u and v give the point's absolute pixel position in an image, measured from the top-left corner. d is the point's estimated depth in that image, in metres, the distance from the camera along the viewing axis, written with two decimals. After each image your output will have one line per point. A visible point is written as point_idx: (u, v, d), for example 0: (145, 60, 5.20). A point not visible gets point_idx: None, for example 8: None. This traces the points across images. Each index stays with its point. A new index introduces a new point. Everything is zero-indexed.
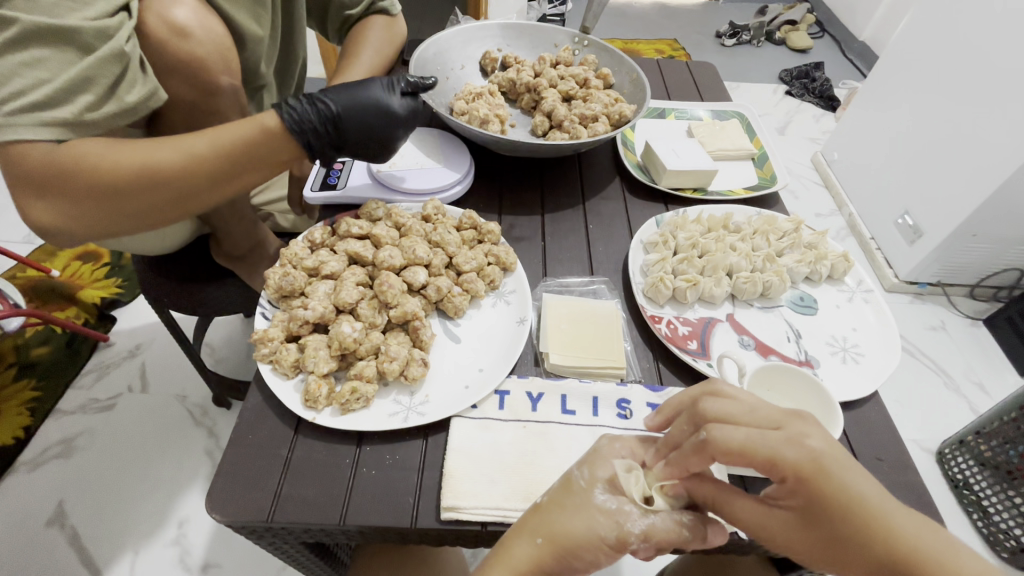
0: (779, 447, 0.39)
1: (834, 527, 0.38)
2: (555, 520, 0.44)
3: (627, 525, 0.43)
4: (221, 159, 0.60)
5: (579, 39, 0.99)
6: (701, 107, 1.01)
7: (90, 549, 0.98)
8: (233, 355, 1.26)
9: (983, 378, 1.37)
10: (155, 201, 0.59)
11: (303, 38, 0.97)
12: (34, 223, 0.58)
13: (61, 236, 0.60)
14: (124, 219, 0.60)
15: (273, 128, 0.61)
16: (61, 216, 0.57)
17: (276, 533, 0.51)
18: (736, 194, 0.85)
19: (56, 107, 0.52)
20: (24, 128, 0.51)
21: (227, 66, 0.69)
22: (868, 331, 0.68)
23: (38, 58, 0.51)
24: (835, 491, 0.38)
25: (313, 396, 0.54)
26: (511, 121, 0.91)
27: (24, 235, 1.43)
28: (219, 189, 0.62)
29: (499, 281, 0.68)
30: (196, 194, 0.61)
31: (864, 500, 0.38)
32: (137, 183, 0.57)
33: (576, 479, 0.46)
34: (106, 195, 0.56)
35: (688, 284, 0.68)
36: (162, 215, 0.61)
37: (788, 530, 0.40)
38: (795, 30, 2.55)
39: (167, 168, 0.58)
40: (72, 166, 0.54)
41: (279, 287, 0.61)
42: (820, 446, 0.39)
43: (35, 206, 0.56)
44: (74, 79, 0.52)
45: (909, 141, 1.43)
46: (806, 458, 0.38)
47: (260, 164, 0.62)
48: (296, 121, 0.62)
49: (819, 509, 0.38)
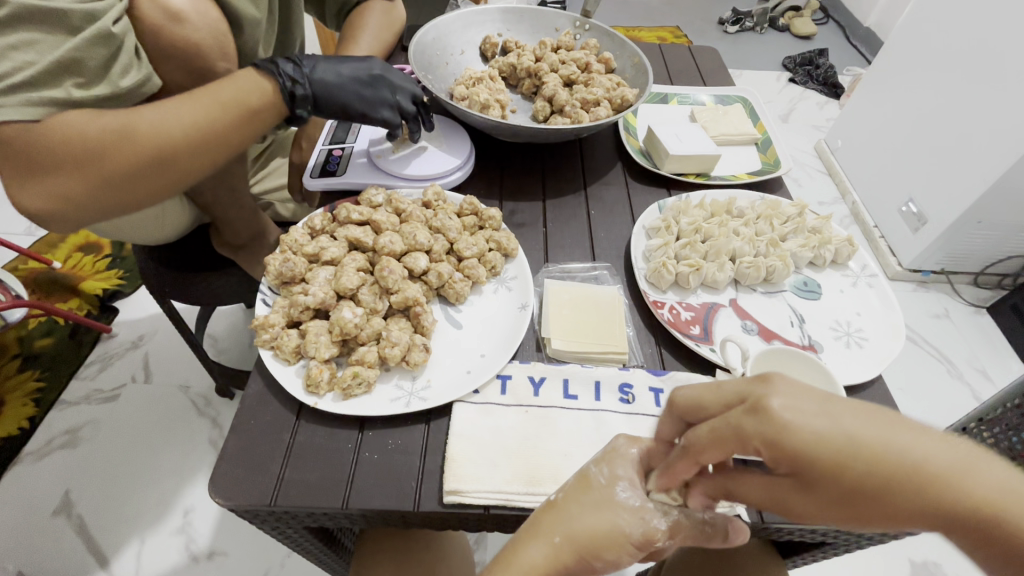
0: (739, 421, 0.34)
1: (833, 488, 0.33)
2: (573, 518, 0.43)
3: (653, 523, 0.42)
4: (198, 116, 0.59)
5: (580, 23, 0.97)
6: (704, 92, 1.00)
7: (97, 537, 0.99)
8: (234, 346, 1.26)
9: (986, 365, 1.37)
10: (137, 166, 0.57)
11: (301, 23, 0.96)
12: (23, 211, 0.56)
13: (53, 223, 0.58)
14: (110, 196, 0.57)
15: (246, 83, 0.62)
16: (47, 197, 0.55)
17: (280, 518, 0.51)
18: (739, 179, 0.84)
19: (44, 88, 0.52)
20: (10, 108, 0.50)
21: (222, 51, 0.69)
22: (872, 315, 0.68)
23: (28, 40, 0.51)
24: (817, 447, 0.32)
25: (315, 382, 0.53)
26: (512, 107, 0.90)
27: (24, 227, 1.43)
28: (200, 150, 0.60)
29: (500, 267, 0.68)
30: (178, 154, 0.58)
31: (856, 441, 0.32)
32: (117, 150, 0.55)
33: (594, 477, 0.45)
34: (87, 163, 0.55)
35: (691, 269, 0.67)
36: (148, 187, 0.59)
37: (795, 497, 0.35)
38: (800, 16, 2.51)
39: (145, 130, 0.56)
40: (52, 137, 0.53)
41: (279, 273, 0.61)
42: (783, 405, 0.33)
43: (22, 190, 0.55)
44: (63, 60, 0.52)
45: (914, 126, 1.42)
46: (770, 426, 0.32)
47: (237, 118, 0.61)
48: (272, 67, 0.65)
49: (810, 473, 0.33)
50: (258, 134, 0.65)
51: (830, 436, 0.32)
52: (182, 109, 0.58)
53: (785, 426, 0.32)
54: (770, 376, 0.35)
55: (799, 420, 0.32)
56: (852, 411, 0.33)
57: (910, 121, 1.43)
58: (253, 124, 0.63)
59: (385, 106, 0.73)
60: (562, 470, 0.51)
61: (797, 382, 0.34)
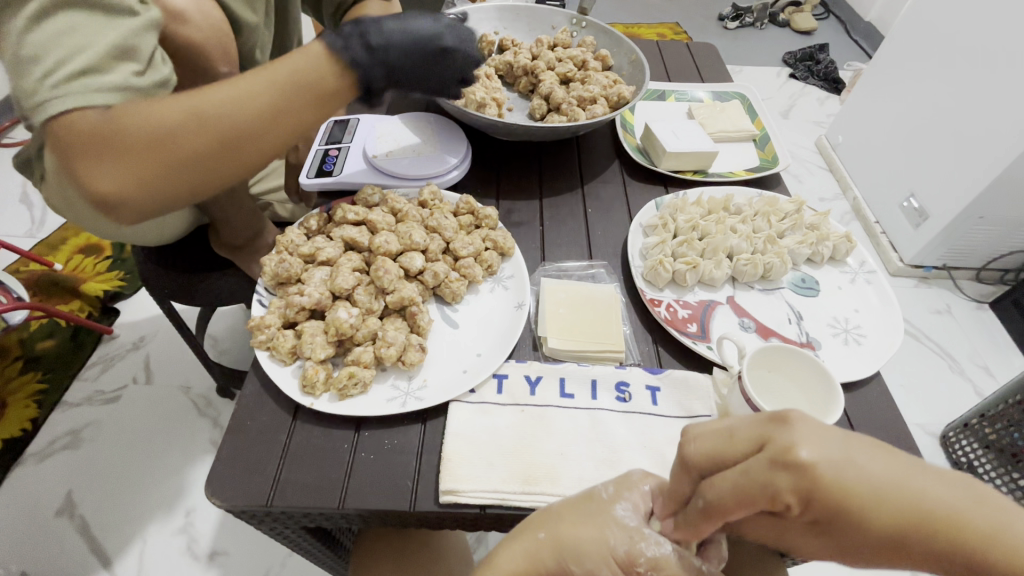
0: (769, 477, 0.33)
1: (854, 535, 0.33)
2: (564, 522, 0.43)
3: (640, 546, 0.41)
4: (273, 96, 0.53)
5: (577, 21, 0.97)
6: (701, 88, 0.99)
7: (99, 538, 0.99)
8: (235, 347, 1.26)
9: (988, 361, 1.36)
10: (212, 148, 0.51)
11: (297, 23, 0.96)
12: (89, 202, 0.50)
13: (118, 216, 0.52)
14: (180, 181, 0.52)
15: (323, 60, 0.56)
16: (116, 184, 0.49)
17: (277, 518, 0.51)
18: (737, 176, 0.84)
19: (108, 72, 0.48)
20: (78, 94, 0.46)
21: (224, 52, 0.70)
22: (871, 312, 0.67)
23: (73, 25, 0.47)
24: (845, 493, 0.32)
25: (311, 382, 0.54)
26: (509, 105, 0.90)
27: (26, 229, 1.43)
28: (275, 129, 0.54)
29: (497, 266, 0.68)
30: (256, 134, 0.53)
31: (878, 490, 0.33)
32: (194, 133, 0.50)
33: (599, 492, 0.45)
34: (158, 150, 0.49)
35: (688, 267, 0.67)
36: (223, 169, 0.54)
37: (804, 537, 0.36)
38: (800, 11, 2.50)
39: (218, 114, 0.51)
40: (122, 122, 0.48)
41: (276, 274, 0.61)
42: (813, 457, 0.32)
43: (90, 179, 0.49)
44: (118, 45, 0.49)
45: (916, 121, 1.41)
46: (803, 480, 0.32)
47: (314, 98, 0.55)
48: (344, 46, 0.57)
49: (832, 523, 0.33)
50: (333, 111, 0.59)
51: (854, 485, 0.32)
52: (254, 87, 0.53)
53: (815, 478, 0.32)
54: (785, 417, 0.35)
55: (828, 471, 0.32)
56: (870, 456, 0.34)
57: (911, 116, 1.42)
58: (329, 106, 0.58)
59: (449, 82, 0.68)
60: (559, 470, 0.51)
61: (816, 425, 0.34)
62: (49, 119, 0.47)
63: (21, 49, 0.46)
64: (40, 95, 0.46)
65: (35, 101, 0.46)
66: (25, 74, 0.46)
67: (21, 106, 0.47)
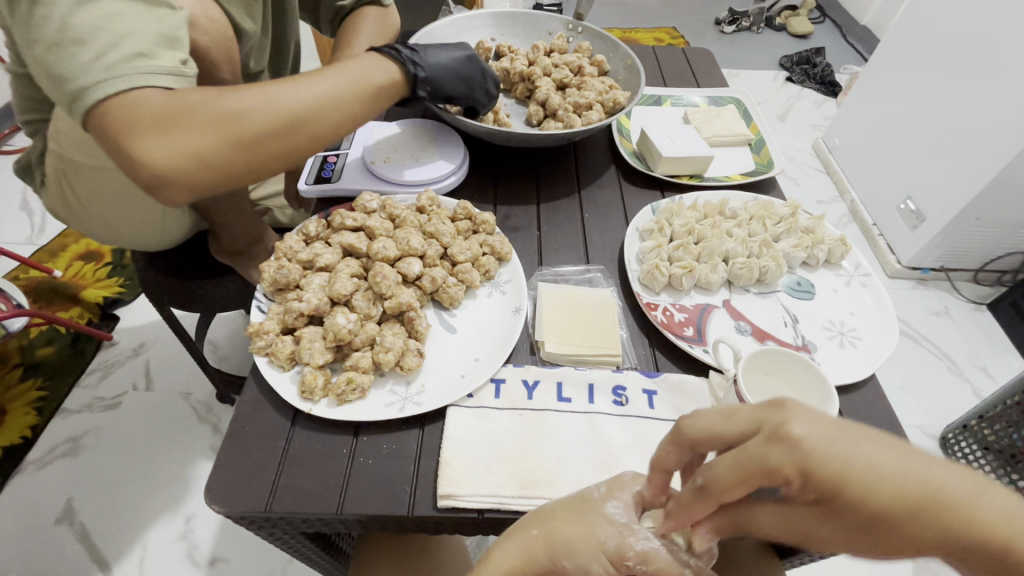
0: (765, 452, 0.33)
1: (857, 515, 0.33)
2: (557, 520, 0.44)
3: (629, 540, 0.42)
4: (334, 88, 0.59)
5: (573, 27, 0.98)
6: (697, 93, 1.00)
7: (100, 545, 0.99)
8: (235, 352, 1.27)
9: (986, 362, 1.37)
10: (273, 131, 0.55)
11: (296, 30, 0.97)
12: (145, 173, 0.52)
13: (171, 190, 0.53)
14: (239, 160, 0.55)
15: (378, 63, 0.64)
16: (179, 153, 0.52)
17: (276, 524, 0.51)
18: (733, 180, 0.84)
19: (155, 58, 0.52)
20: (135, 76, 0.50)
21: (227, 58, 0.72)
22: (866, 315, 0.68)
23: (116, 12, 0.50)
24: (842, 471, 0.32)
25: (310, 388, 0.54)
26: (506, 111, 0.90)
27: (25, 237, 1.44)
28: (330, 118, 0.59)
29: (494, 271, 0.68)
30: (313, 121, 0.58)
31: (878, 469, 0.33)
32: (258, 112, 0.55)
33: (591, 492, 0.45)
34: (224, 125, 0.53)
35: (684, 271, 0.67)
36: (279, 150, 0.57)
37: (814, 525, 0.35)
38: (795, 15, 2.52)
39: (284, 99, 0.56)
40: (190, 104, 0.52)
41: (274, 279, 0.61)
42: (806, 433, 0.33)
43: (153, 147, 0.51)
44: (159, 35, 0.53)
45: (913, 124, 1.41)
46: (799, 456, 0.32)
47: (367, 93, 0.62)
48: (394, 49, 0.68)
49: (835, 501, 0.33)
50: (377, 111, 0.65)
51: (854, 460, 0.33)
52: (316, 79, 0.59)
53: (809, 452, 0.32)
54: (781, 403, 0.35)
55: (823, 445, 0.32)
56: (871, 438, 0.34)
57: (906, 119, 1.43)
58: (375, 104, 0.64)
59: (478, 91, 0.77)
60: (557, 473, 0.51)
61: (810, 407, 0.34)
62: (112, 92, 0.49)
63: (66, 33, 0.48)
64: (97, 74, 0.49)
65: (91, 78, 0.49)
66: (71, 55, 0.49)
67: (70, 85, 0.49)
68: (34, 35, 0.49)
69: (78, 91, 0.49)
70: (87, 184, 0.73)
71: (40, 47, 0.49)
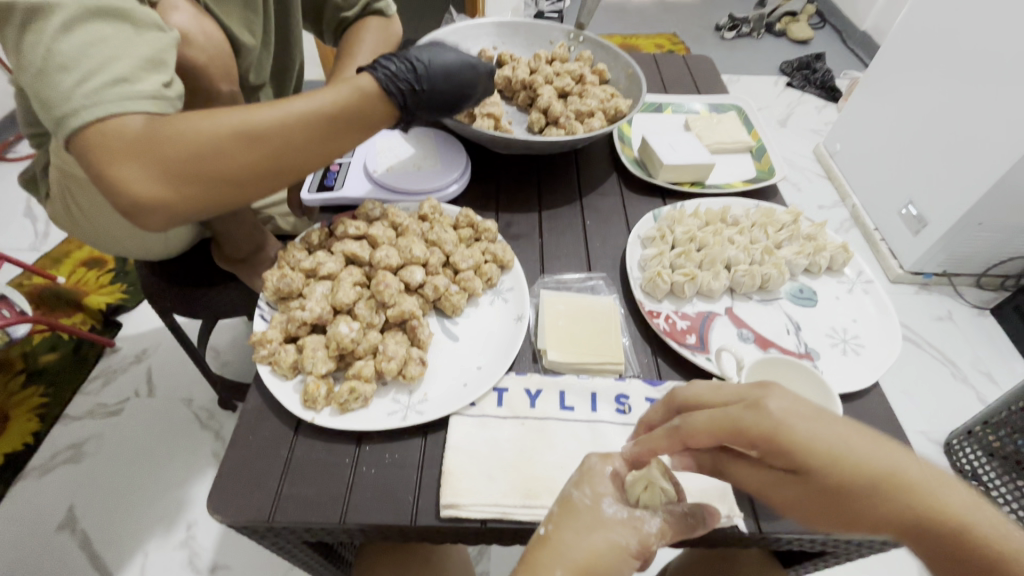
0: (739, 414, 0.41)
1: (822, 482, 0.39)
2: (566, 542, 0.43)
3: (645, 529, 0.44)
4: (316, 118, 0.58)
5: (574, 36, 0.98)
6: (698, 100, 1.01)
7: (102, 552, 0.99)
8: (237, 359, 1.27)
9: (990, 367, 1.36)
10: (253, 164, 0.56)
11: (299, 39, 0.98)
12: (126, 200, 0.53)
13: (152, 217, 0.55)
14: (216, 191, 0.56)
15: (368, 90, 0.61)
16: (159, 184, 0.53)
17: (278, 533, 0.51)
18: (734, 187, 0.85)
19: (138, 82, 0.52)
20: (115, 103, 0.50)
21: (227, 72, 0.72)
22: (868, 322, 0.68)
23: (102, 37, 0.51)
24: (809, 441, 0.39)
25: (312, 397, 0.54)
26: (508, 119, 0.90)
27: (29, 244, 1.44)
28: (313, 151, 0.59)
29: (496, 278, 0.68)
30: (294, 153, 0.58)
31: (846, 448, 0.39)
32: (238, 144, 0.55)
33: (578, 500, 0.46)
34: (205, 156, 0.54)
35: (686, 278, 0.68)
36: (259, 181, 0.58)
37: (781, 486, 0.42)
38: (795, 21, 2.52)
39: (265, 130, 0.56)
40: (166, 135, 0.52)
41: (277, 288, 0.62)
42: (781, 407, 0.40)
43: (133, 176, 0.52)
44: (145, 58, 0.53)
45: (914, 130, 1.41)
46: (768, 421, 0.40)
47: (351, 124, 0.61)
48: (387, 81, 0.63)
49: (802, 466, 0.39)
50: (366, 138, 0.65)
51: (829, 438, 0.39)
52: (301, 109, 0.58)
53: (779, 423, 0.40)
54: (767, 384, 0.42)
55: (792, 418, 0.40)
56: (842, 425, 0.41)
57: (907, 124, 1.44)
58: (363, 134, 0.63)
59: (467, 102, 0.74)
60: (559, 482, 0.51)
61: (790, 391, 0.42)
62: (90, 121, 0.50)
63: (51, 60, 0.49)
64: (77, 100, 0.49)
65: (71, 105, 0.49)
66: (55, 83, 0.49)
67: (53, 111, 0.50)
68: (23, 61, 0.50)
69: (62, 118, 0.49)
70: (89, 197, 0.74)
71: (26, 73, 0.50)
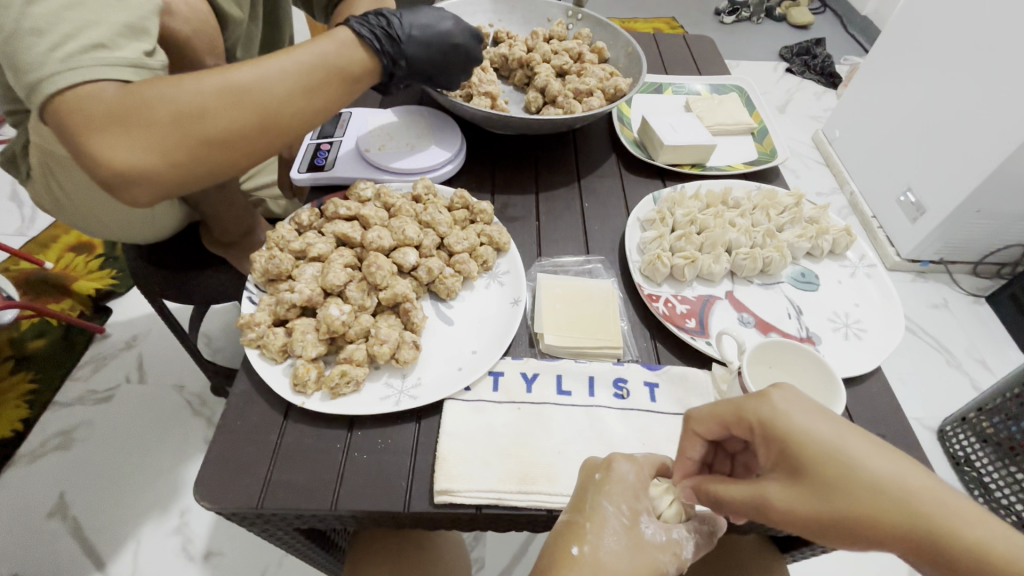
0: (742, 401, 0.44)
1: (818, 478, 0.40)
2: (605, 565, 0.42)
3: (683, 553, 0.45)
4: (300, 73, 0.57)
5: (573, 13, 0.96)
6: (699, 81, 0.98)
7: (93, 540, 0.98)
8: (229, 345, 1.25)
9: (985, 355, 1.36)
10: (239, 124, 0.53)
11: (288, 14, 0.95)
12: (107, 173, 0.50)
13: (136, 190, 0.52)
14: (202, 158, 0.53)
15: (347, 42, 0.61)
16: (141, 151, 0.50)
17: (268, 520, 0.50)
18: (736, 169, 0.83)
19: (116, 49, 0.50)
20: (91, 69, 0.48)
21: (211, 45, 0.70)
22: (870, 307, 0.67)
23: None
24: (807, 433, 0.41)
25: (302, 381, 0.52)
26: (504, 98, 0.88)
27: (15, 227, 1.41)
28: (299, 109, 0.57)
29: (492, 262, 0.66)
30: (282, 110, 0.56)
31: (844, 444, 0.41)
32: (221, 104, 0.52)
33: (612, 515, 0.44)
34: (187, 120, 0.51)
35: (687, 261, 0.66)
36: (249, 144, 0.55)
37: (779, 492, 0.41)
38: (796, 5, 2.48)
39: (249, 86, 0.54)
40: (144, 98, 0.50)
41: (266, 269, 0.60)
42: (782, 396, 0.43)
43: (113, 144, 0.49)
44: (123, 24, 0.51)
45: (914, 116, 1.39)
46: (767, 408, 0.43)
47: (338, 80, 0.60)
48: (373, 39, 0.63)
49: (798, 459, 0.41)
50: (353, 97, 0.63)
51: (827, 434, 0.41)
52: (283, 68, 0.56)
53: (780, 410, 0.42)
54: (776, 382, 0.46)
55: (793, 408, 0.43)
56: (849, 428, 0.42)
57: (907, 110, 1.42)
58: (346, 91, 0.61)
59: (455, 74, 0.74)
60: (557, 468, 0.50)
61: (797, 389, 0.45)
62: (66, 86, 0.47)
63: (22, 21, 0.46)
64: (51, 65, 0.47)
65: (46, 71, 0.47)
66: (27, 45, 0.46)
67: (26, 78, 0.47)
68: None
69: (34, 85, 0.47)
70: (74, 178, 0.71)
71: None
